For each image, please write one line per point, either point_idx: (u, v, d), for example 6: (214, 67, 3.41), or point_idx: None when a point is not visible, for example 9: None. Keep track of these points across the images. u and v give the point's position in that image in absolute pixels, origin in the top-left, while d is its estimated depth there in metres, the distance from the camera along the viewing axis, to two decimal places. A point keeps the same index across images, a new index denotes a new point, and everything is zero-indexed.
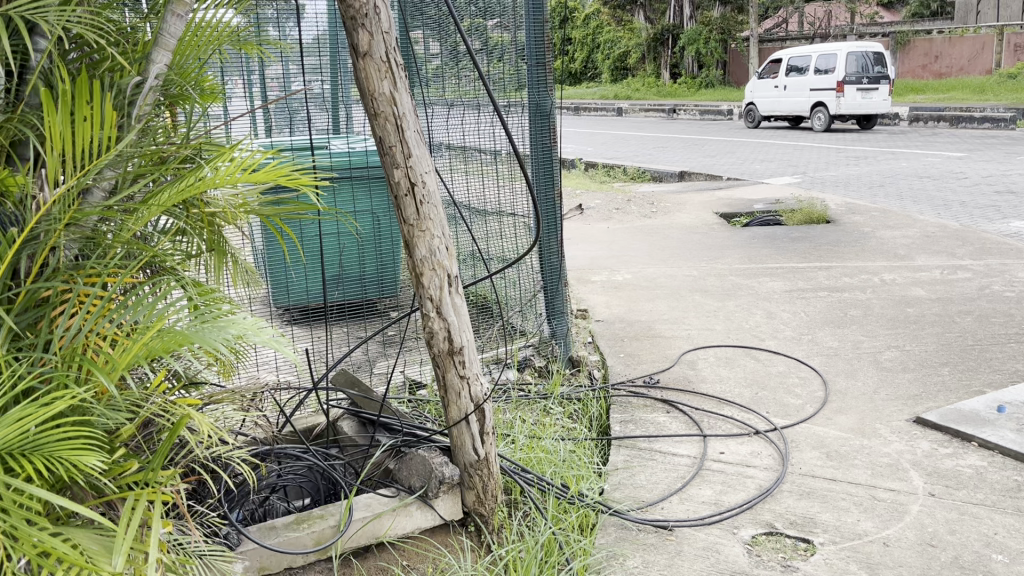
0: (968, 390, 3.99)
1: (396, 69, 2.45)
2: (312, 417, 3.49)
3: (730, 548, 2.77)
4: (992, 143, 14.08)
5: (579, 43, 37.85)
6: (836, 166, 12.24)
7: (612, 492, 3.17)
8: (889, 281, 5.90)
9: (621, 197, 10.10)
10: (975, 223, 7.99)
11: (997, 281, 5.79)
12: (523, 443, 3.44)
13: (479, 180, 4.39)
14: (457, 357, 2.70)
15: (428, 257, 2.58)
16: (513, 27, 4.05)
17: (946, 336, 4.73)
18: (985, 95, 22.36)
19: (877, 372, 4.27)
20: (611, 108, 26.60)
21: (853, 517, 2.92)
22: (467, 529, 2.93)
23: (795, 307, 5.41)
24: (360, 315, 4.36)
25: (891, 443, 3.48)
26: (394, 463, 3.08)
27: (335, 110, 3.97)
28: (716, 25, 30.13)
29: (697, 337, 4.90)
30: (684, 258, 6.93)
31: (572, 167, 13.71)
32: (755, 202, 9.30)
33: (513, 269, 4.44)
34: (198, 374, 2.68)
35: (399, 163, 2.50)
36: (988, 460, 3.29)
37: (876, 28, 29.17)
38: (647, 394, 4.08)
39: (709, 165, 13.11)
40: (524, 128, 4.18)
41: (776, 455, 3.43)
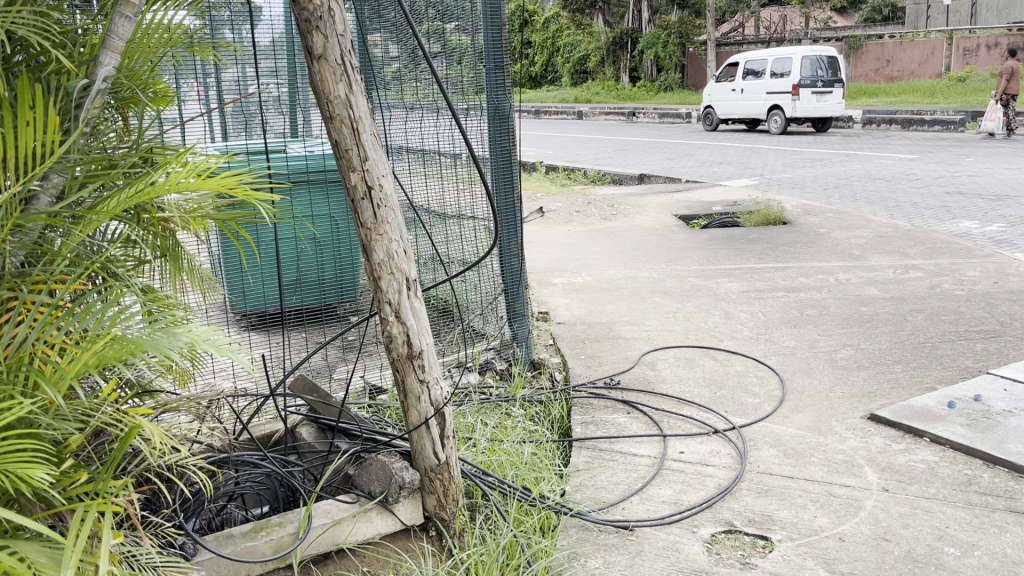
0: (920, 387, 4.08)
1: (351, 72, 2.44)
2: (270, 425, 3.44)
3: (689, 547, 2.79)
4: (942, 145, 14.44)
5: (538, 47, 37.97)
6: (792, 168, 12.43)
7: (574, 493, 3.18)
8: (844, 281, 6.00)
9: (581, 199, 10.16)
10: (926, 224, 8.16)
11: (948, 280, 5.92)
12: (485, 446, 3.43)
13: (438, 183, 4.39)
14: (416, 361, 2.69)
15: (385, 260, 2.57)
16: (471, 29, 4.06)
17: (898, 334, 4.83)
18: (936, 98, 22.90)
19: (832, 371, 4.34)
20: (572, 111, 26.75)
21: (810, 514, 2.96)
22: (428, 534, 2.91)
23: (753, 307, 5.49)
24: (320, 322, 4.34)
25: (846, 440, 3.54)
26: (354, 468, 3.06)
27: (292, 113, 3.94)
28: (675, 29, 30.44)
29: (656, 338, 4.94)
30: (643, 260, 6.98)
31: (533, 170, 13.76)
32: (714, 204, 9.42)
33: (473, 270, 4.44)
34: (151, 382, 2.63)
35: (355, 166, 2.48)
36: (939, 455, 3.36)
37: (830, 33, 29.73)
38: (608, 395, 4.10)
39: (668, 168, 13.24)
40: (483, 130, 4.19)
41: (735, 454, 3.46)
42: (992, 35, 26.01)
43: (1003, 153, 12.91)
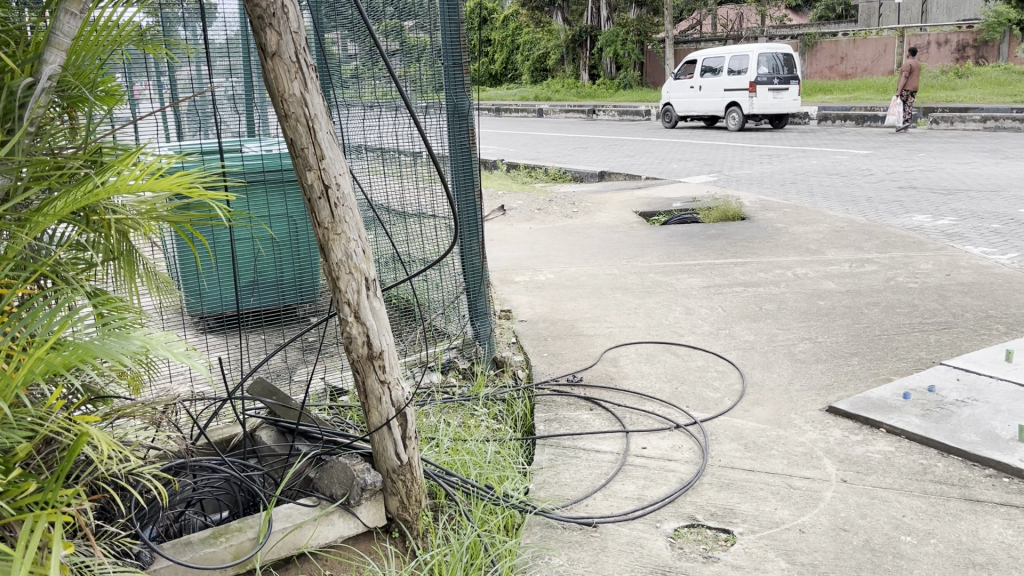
0: (876, 378, 4.15)
1: (306, 69, 2.40)
2: (228, 429, 3.40)
3: (653, 542, 2.81)
4: (894, 141, 14.74)
5: (497, 44, 37.91)
6: (749, 164, 12.58)
7: (537, 491, 3.18)
8: (802, 275, 6.09)
9: (542, 197, 10.18)
10: (881, 218, 8.31)
11: (902, 273, 6.04)
12: (448, 446, 3.41)
13: (398, 182, 4.36)
14: (377, 361, 2.67)
15: (344, 260, 2.54)
16: (429, 27, 4.04)
17: (855, 327, 4.92)
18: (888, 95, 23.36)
19: (791, 364, 4.40)
20: (532, 108, 26.76)
21: (771, 506, 2.99)
22: (391, 535, 2.88)
23: (712, 302, 5.54)
24: (279, 323, 4.27)
25: (805, 433, 3.59)
26: (315, 471, 3.03)
27: (249, 112, 3.88)
28: (634, 26, 30.61)
29: (618, 334, 4.96)
30: (604, 257, 7.01)
31: (494, 168, 13.76)
32: (673, 200, 9.49)
33: (434, 269, 4.42)
34: (105, 388, 2.58)
35: (311, 165, 2.45)
36: (895, 445, 3.42)
37: (786, 31, 30.16)
38: (570, 392, 4.11)
39: (628, 165, 13.32)
40: (442, 128, 4.14)
41: (697, 448, 3.49)
42: (941, 33, 26.97)
43: (953, 148, 13.21)
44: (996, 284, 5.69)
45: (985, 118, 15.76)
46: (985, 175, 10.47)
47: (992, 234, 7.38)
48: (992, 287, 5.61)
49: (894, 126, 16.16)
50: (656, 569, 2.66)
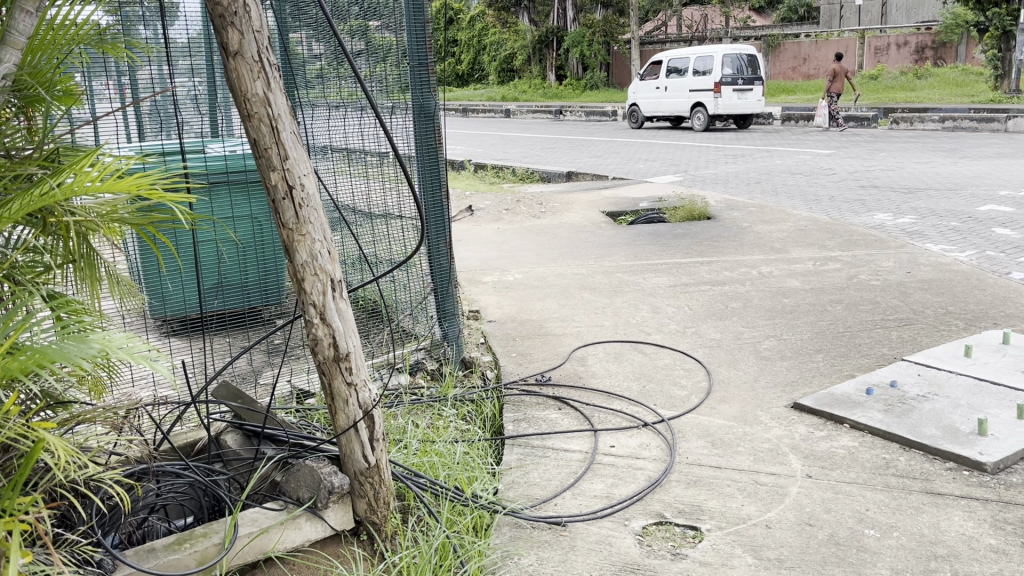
0: (841, 375, 4.21)
1: (269, 69, 2.38)
2: (192, 433, 3.35)
3: (621, 540, 2.82)
4: (856, 141, 14.97)
5: (464, 44, 37.89)
6: (715, 164, 12.69)
7: (506, 491, 3.18)
8: (767, 274, 6.15)
9: (510, 197, 10.19)
10: (843, 217, 8.43)
11: (864, 271, 6.13)
12: (417, 448, 3.39)
13: (364, 182, 4.34)
14: (343, 363, 2.64)
15: (309, 261, 2.51)
16: (394, 27, 4.01)
17: (819, 324, 4.98)
18: (849, 96, 23.75)
19: (756, 361, 4.44)
20: (499, 109, 26.74)
21: (738, 503, 3.02)
22: (359, 538, 2.87)
23: (679, 301, 5.57)
24: (243, 325, 4.27)
25: (771, 429, 3.63)
26: (281, 475, 3.00)
27: (213, 114, 3.83)
28: (599, 27, 30.76)
29: (586, 333, 4.98)
30: (572, 257, 7.03)
31: (461, 168, 13.76)
32: (640, 200, 9.54)
33: (401, 270, 4.40)
34: (63, 394, 2.53)
35: (275, 165, 2.42)
36: (859, 441, 3.47)
37: (749, 32, 30.48)
38: (538, 392, 4.12)
39: (595, 165, 13.37)
40: (409, 129, 4.12)
41: (664, 446, 3.52)
42: (901, 34, 27.47)
43: (912, 148, 13.45)
44: (955, 280, 5.80)
45: (943, 118, 16.07)
46: (943, 174, 10.67)
47: (951, 232, 7.52)
48: (952, 284, 5.72)
49: (821, 125, 17.43)
50: (625, 567, 2.67)
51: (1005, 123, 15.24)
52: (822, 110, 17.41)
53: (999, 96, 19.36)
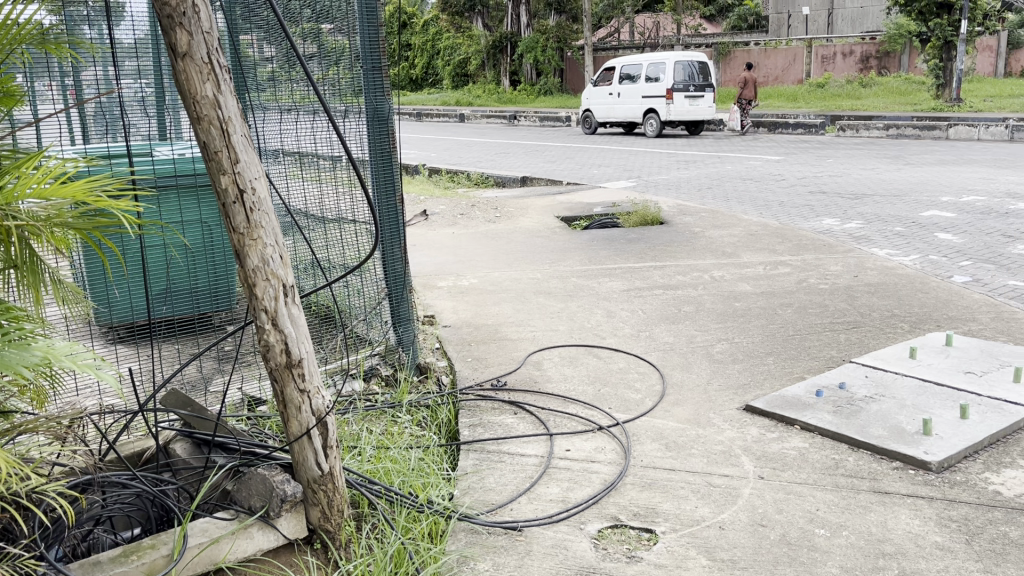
0: (791, 377, 4.28)
1: (219, 71, 2.34)
2: (139, 442, 3.27)
3: (577, 544, 2.82)
4: (804, 147, 15.28)
5: (418, 49, 37.83)
6: (667, 170, 12.84)
7: (462, 496, 3.16)
8: (719, 278, 6.23)
9: (465, 201, 10.19)
10: (792, 222, 8.59)
11: (813, 275, 6.25)
12: (371, 455, 3.36)
13: (316, 186, 4.30)
14: (296, 370, 2.61)
15: (260, 266, 2.47)
16: (347, 30, 3.95)
17: (770, 327, 5.06)
18: (798, 103, 24.22)
19: (709, 364, 4.50)
20: (454, 114, 26.70)
21: (692, 504, 3.05)
22: (313, 547, 2.81)
23: (633, 305, 5.62)
24: (192, 331, 4.26)
25: (723, 431, 3.67)
26: (232, 484, 2.94)
27: (161, 116, 3.76)
28: (553, 34, 30.95)
29: (542, 337, 4.99)
30: (527, 261, 7.05)
31: (415, 173, 13.72)
32: (594, 205, 9.60)
33: (355, 274, 4.37)
34: (3, 403, 2.45)
35: (225, 168, 2.38)
36: (808, 442, 3.53)
37: (700, 39, 30.92)
38: (494, 397, 4.11)
39: (550, 170, 13.45)
40: (362, 132, 4.11)
41: (619, 449, 3.53)
42: (846, 44, 28.14)
43: (858, 155, 13.77)
44: (900, 284, 5.94)
45: (888, 125, 16.46)
46: (887, 180, 10.94)
47: (896, 237, 7.71)
48: (897, 287, 5.86)
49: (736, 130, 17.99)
50: (581, 571, 2.67)
51: (946, 131, 15.69)
52: (736, 116, 18.13)
53: (940, 105, 19.92)
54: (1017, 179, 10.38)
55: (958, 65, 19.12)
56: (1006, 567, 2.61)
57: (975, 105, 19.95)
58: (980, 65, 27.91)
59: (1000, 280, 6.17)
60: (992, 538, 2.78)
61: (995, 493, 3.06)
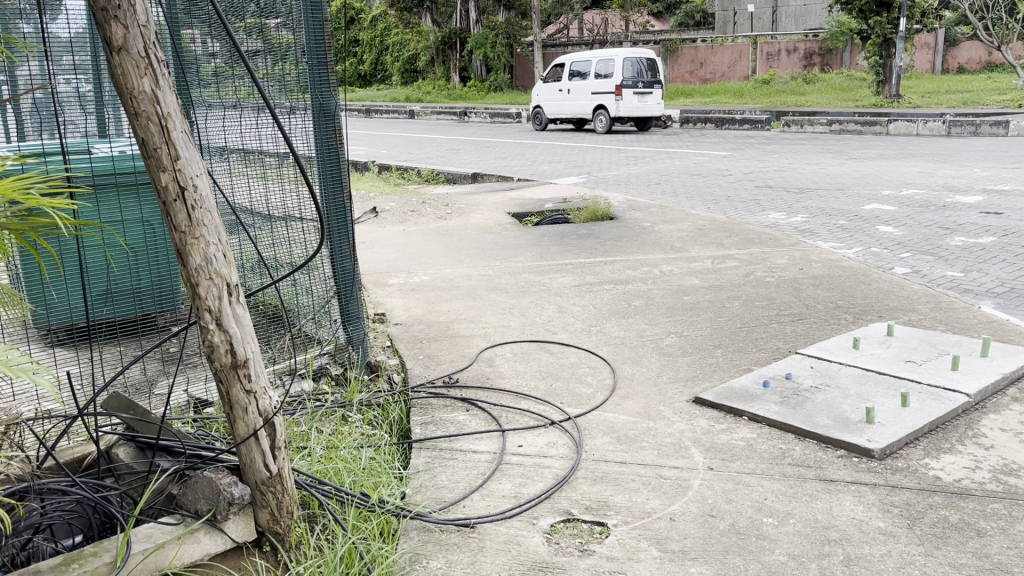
0: (739, 369, 4.34)
1: (157, 65, 2.28)
2: (80, 448, 3.19)
3: (530, 539, 2.82)
4: (750, 143, 15.52)
5: (366, 45, 37.51)
6: (617, 166, 12.95)
7: (413, 495, 3.14)
8: (668, 272, 6.30)
9: (416, 198, 10.12)
10: (739, 216, 8.70)
11: (760, 268, 6.35)
12: (321, 455, 3.32)
13: (261, 183, 4.26)
14: (242, 370, 2.56)
15: (203, 265, 2.42)
16: (293, 26, 3.92)
17: (718, 320, 5.12)
18: (744, 99, 24.60)
19: (659, 358, 4.54)
20: (404, 110, 26.50)
21: (642, 497, 3.07)
22: (261, 549, 2.78)
23: (584, 300, 5.65)
24: (135, 333, 4.12)
25: (673, 424, 3.71)
26: (178, 488, 2.88)
27: (100, 112, 3.67)
28: (502, 29, 30.92)
29: (493, 334, 4.98)
30: (478, 258, 7.03)
31: (365, 170, 13.59)
32: (545, 201, 9.63)
33: (303, 273, 4.31)
34: None
35: (165, 166, 2.33)
36: (756, 432, 3.59)
37: (647, 36, 31.19)
38: (445, 394, 4.10)
39: (501, 166, 13.45)
40: (308, 129, 4.05)
41: (571, 444, 3.55)
42: (790, 41, 28.59)
43: (802, 150, 14.02)
44: (844, 276, 6.06)
45: (831, 121, 16.79)
46: (831, 174, 11.17)
47: (839, 230, 7.87)
48: (841, 279, 5.98)
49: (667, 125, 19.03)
50: (534, 566, 2.68)
51: (887, 126, 16.07)
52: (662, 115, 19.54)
53: (882, 101, 20.37)
54: (954, 173, 10.67)
55: (897, 62, 19.58)
56: (946, 550, 2.69)
57: (914, 102, 20.47)
58: (917, 62, 28.70)
59: (938, 271, 6.35)
60: (933, 522, 2.86)
61: (935, 478, 3.15)
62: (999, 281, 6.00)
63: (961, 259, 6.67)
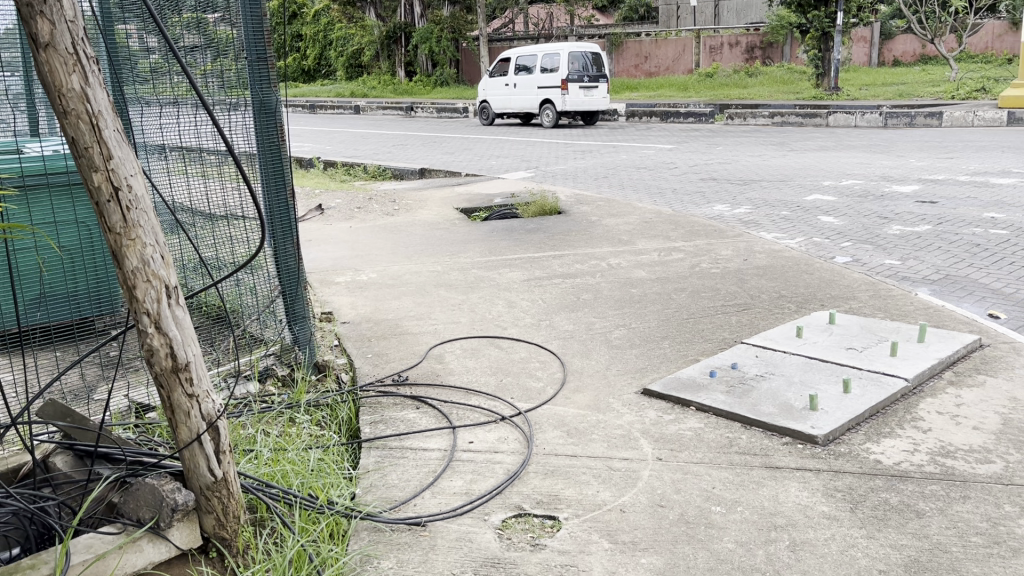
0: (685, 359, 4.40)
1: (86, 62, 2.22)
2: (16, 457, 3.10)
3: (481, 536, 2.82)
4: (694, 136, 15.71)
5: (310, 40, 37.06)
6: (564, 160, 13.01)
7: (364, 495, 3.12)
8: (615, 265, 6.34)
9: (362, 195, 10.03)
10: (685, 209, 8.81)
11: (705, 260, 6.43)
12: (268, 457, 3.26)
13: (201, 182, 4.16)
14: (183, 374, 2.50)
15: (140, 267, 2.36)
16: (232, 21, 3.83)
17: (665, 312, 5.17)
18: (688, 93, 24.90)
19: (608, 350, 4.57)
20: (349, 106, 26.25)
21: (593, 489, 3.09)
22: (208, 556, 2.72)
23: (533, 295, 5.66)
24: (72, 337, 4.09)
25: (622, 416, 3.74)
26: (120, 496, 2.81)
27: (32, 109, 3.58)
28: (447, 24, 30.78)
29: (443, 331, 4.96)
30: (426, 254, 7.00)
31: (310, 167, 13.42)
32: (493, 196, 9.61)
33: (246, 272, 4.23)
34: None
35: (97, 165, 2.26)
36: (703, 422, 3.64)
37: (592, 30, 31.34)
38: (395, 392, 4.07)
39: (449, 161, 13.40)
40: (248, 127, 3.97)
41: (522, 438, 3.55)
42: (732, 34, 29.00)
43: (745, 142, 14.24)
44: (787, 266, 6.17)
45: (773, 113, 17.10)
46: (774, 166, 11.38)
47: (782, 221, 8.01)
48: (784, 269, 6.09)
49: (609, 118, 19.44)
50: (485, 562, 2.67)
51: (827, 119, 16.41)
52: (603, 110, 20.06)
53: (821, 93, 20.79)
54: (891, 163, 10.95)
55: (835, 55, 20.01)
56: (887, 532, 2.76)
57: (852, 94, 20.93)
58: (855, 55, 29.37)
59: (877, 260, 6.51)
60: (874, 505, 2.92)
61: (876, 462, 3.23)
62: (935, 269, 6.18)
63: (899, 247, 6.85)
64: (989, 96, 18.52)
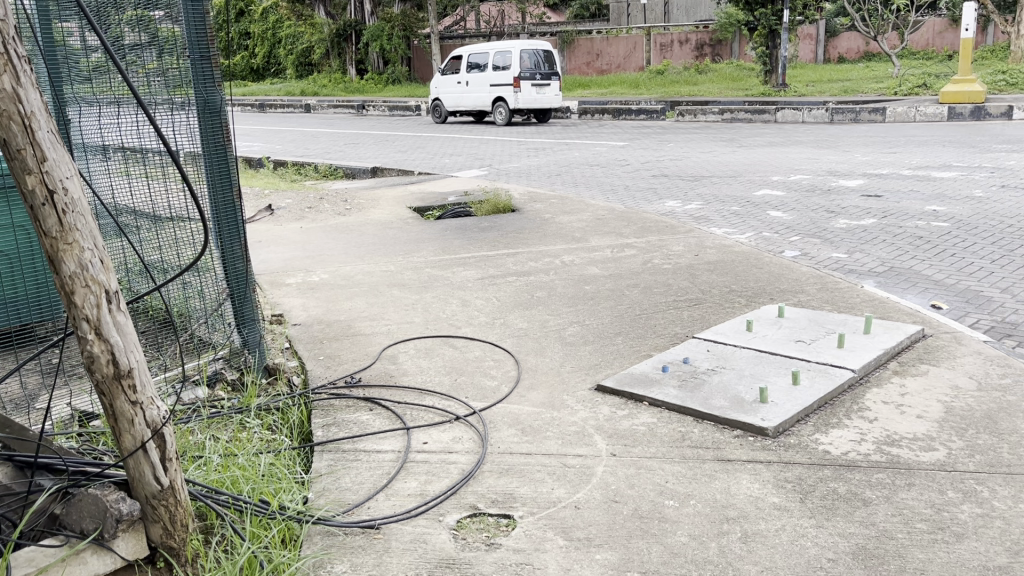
0: (638, 355, 4.43)
1: (18, 62, 2.14)
2: None
3: (436, 536, 2.81)
4: (645, 132, 15.86)
5: (258, 37, 36.56)
6: (518, 157, 13.02)
7: (316, 499, 3.08)
8: (569, 263, 6.36)
9: (313, 194, 9.92)
10: (637, 205, 8.88)
11: (657, 256, 6.48)
12: (218, 463, 3.20)
13: (145, 184, 4.07)
14: (126, 381, 2.44)
15: (78, 272, 2.30)
16: (175, 18, 3.75)
17: (618, 309, 5.20)
18: (639, 90, 25.11)
19: (562, 348, 4.58)
20: (300, 104, 25.97)
21: (547, 487, 3.10)
22: (155, 565, 2.65)
23: (487, 293, 5.65)
24: (10, 344, 3.98)
25: (577, 412, 3.75)
26: (62, 507, 2.74)
27: None
28: (398, 22, 30.58)
29: (396, 331, 4.93)
30: (378, 254, 6.94)
31: (260, 167, 13.24)
32: (446, 194, 9.57)
33: (192, 274, 4.16)
34: None
35: (31, 168, 2.19)
36: (656, 417, 3.66)
37: (544, 28, 31.42)
38: (348, 394, 4.03)
39: (401, 160, 13.33)
40: (192, 126, 3.89)
41: (476, 438, 3.54)
42: (681, 32, 29.34)
43: (695, 139, 14.40)
44: (737, 261, 6.26)
45: (722, 110, 17.31)
46: (724, 162, 11.52)
47: (732, 216, 8.11)
48: (734, 264, 6.17)
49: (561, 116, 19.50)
50: (440, 563, 2.66)
51: (775, 115, 16.67)
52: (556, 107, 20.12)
53: (769, 90, 21.12)
54: (837, 158, 11.16)
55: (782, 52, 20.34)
56: (836, 520, 2.81)
57: (799, 90, 21.30)
58: (801, 52, 29.90)
59: (825, 253, 6.63)
60: (823, 495, 2.98)
61: (825, 452, 3.28)
62: (879, 261, 6.31)
63: (845, 240, 6.98)
64: (930, 92, 18.98)
